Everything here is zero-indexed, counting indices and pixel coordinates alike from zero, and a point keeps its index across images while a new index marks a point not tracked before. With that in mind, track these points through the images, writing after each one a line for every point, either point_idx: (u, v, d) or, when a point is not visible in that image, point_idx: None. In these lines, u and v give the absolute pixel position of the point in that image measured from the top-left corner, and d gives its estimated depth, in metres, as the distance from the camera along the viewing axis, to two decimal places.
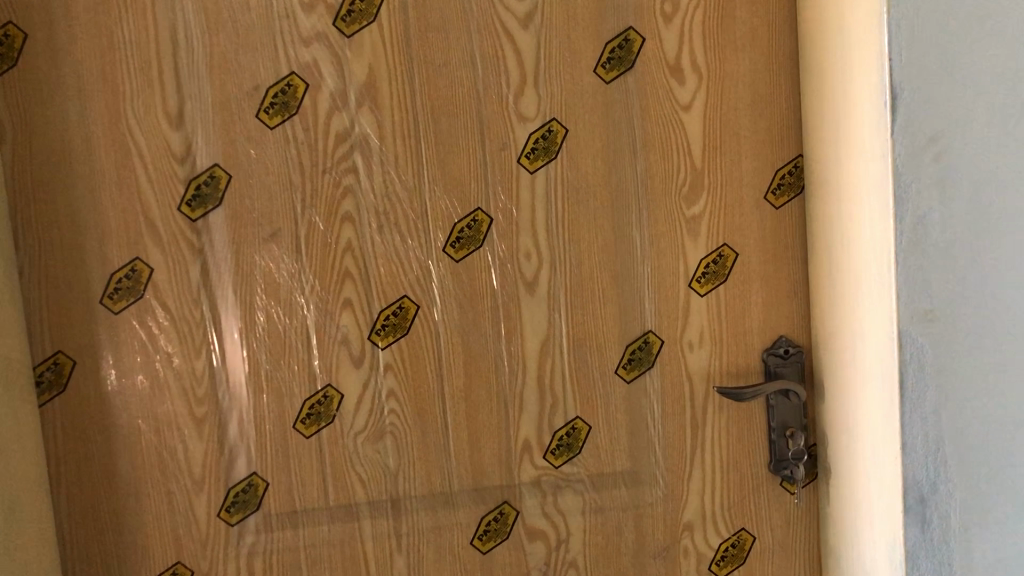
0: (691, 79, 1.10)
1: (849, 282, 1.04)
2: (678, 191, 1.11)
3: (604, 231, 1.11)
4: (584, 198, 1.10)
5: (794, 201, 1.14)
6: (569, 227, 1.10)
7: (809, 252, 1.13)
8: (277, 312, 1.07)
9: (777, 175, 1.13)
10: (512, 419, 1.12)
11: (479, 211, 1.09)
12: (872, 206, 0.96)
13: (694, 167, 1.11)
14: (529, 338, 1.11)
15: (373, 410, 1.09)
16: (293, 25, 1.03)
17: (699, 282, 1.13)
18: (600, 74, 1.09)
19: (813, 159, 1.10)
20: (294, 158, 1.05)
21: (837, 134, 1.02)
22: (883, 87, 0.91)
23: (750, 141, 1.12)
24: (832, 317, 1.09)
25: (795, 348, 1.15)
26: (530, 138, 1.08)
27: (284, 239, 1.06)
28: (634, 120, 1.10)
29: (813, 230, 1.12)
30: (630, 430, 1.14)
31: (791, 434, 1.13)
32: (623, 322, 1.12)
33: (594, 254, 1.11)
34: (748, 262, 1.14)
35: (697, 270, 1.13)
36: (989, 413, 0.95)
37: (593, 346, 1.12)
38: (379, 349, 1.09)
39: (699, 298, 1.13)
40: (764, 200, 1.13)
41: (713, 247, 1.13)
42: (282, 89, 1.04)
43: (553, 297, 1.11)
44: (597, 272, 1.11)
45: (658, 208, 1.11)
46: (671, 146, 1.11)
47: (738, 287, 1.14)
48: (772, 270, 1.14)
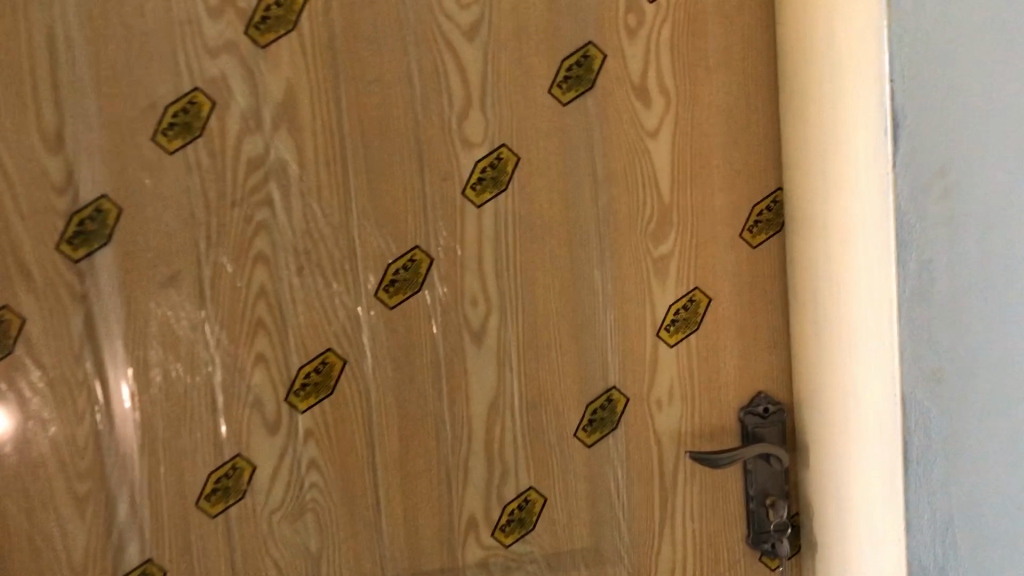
0: (659, 101, 0.97)
1: (839, 333, 0.91)
2: (645, 228, 0.98)
3: (561, 273, 0.97)
4: (538, 236, 0.96)
5: (773, 240, 1.01)
6: (521, 270, 0.96)
7: (790, 295, 1.01)
8: (176, 370, 0.90)
9: (755, 211, 1.00)
10: (455, 492, 0.96)
11: (417, 249, 0.94)
12: (869, 249, 0.83)
13: (662, 200, 0.98)
14: (474, 397, 0.96)
15: (292, 483, 0.93)
16: (196, 32, 0.88)
17: (668, 331, 0.99)
18: (555, 94, 0.95)
19: (796, 192, 0.97)
20: (198, 189, 0.89)
21: (825, 165, 0.90)
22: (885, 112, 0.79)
23: (724, 172, 0.99)
24: (818, 370, 0.96)
25: (775, 405, 1.02)
26: (477, 166, 0.94)
27: (185, 283, 0.90)
28: (594, 148, 0.96)
29: (795, 270, 0.99)
30: (591, 501, 1.00)
31: (772, 504, 1.00)
32: (582, 378, 0.98)
33: (549, 300, 0.97)
34: (722, 309, 1.01)
35: (665, 318, 0.99)
36: (1004, 487, 0.83)
37: (548, 405, 0.98)
38: (299, 412, 0.93)
39: (667, 349, 0.99)
40: (740, 238, 1.00)
41: (683, 291, 0.99)
42: (183, 107, 0.88)
43: (503, 350, 0.96)
44: (552, 321, 0.97)
45: (622, 248, 0.98)
46: (636, 177, 0.97)
47: (711, 336, 1.00)
48: (749, 317, 1.01)
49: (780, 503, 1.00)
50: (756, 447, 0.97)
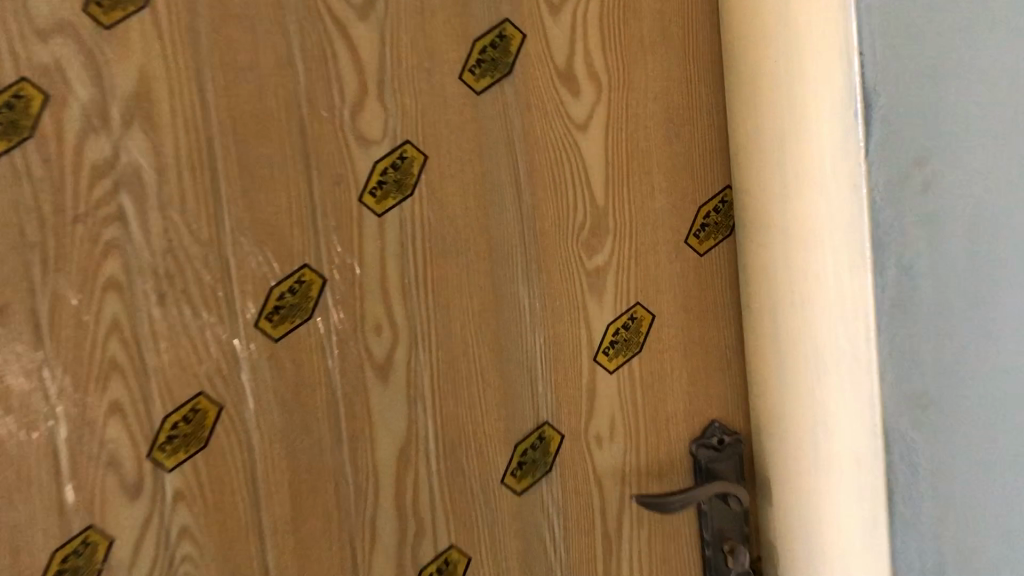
0: (588, 89, 0.83)
1: (803, 351, 0.78)
2: (576, 237, 0.84)
3: (480, 292, 0.82)
4: (452, 249, 0.82)
5: (721, 246, 0.88)
6: (432, 290, 0.81)
7: (744, 306, 0.88)
8: (7, 427, 0.72)
9: (700, 213, 0.88)
10: (361, 557, 0.81)
11: (307, 268, 0.78)
12: (838, 254, 0.71)
13: (596, 204, 0.84)
14: (381, 443, 0.81)
15: (159, 557, 0.77)
16: (20, 7, 0.70)
17: (606, 355, 0.86)
18: (467, 82, 0.81)
19: (747, 188, 0.85)
20: (29, 202, 0.72)
21: (783, 156, 0.78)
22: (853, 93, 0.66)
23: (665, 169, 0.86)
24: (779, 393, 0.84)
25: (731, 436, 0.89)
26: (377, 167, 0.79)
27: (15, 319, 0.72)
28: (515, 144, 0.82)
29: (749, 278, 0.87)
30: (522, 558, 0.85)
31: (733, 551, 0.87)
32: (508, 415, 0.84)
33: (467, 324, 0.82)
34: (667, 327, 0.87)
35: (604, 339, 0.85)
36: (998, 525, 0.71)
37: (469, 448, 0.83)
38: (165, 471, 0.76)
39: (607, 375, 0.86)
40: (687, 244, 0.87)
41: (622, 308, 0.86)
42: (8, 101, 0.70)
43: (414, 385, 0.81)
44: (471, 348, 0.83)
45: (550, 260, 0.84)
46: (564, 177, 0.83)
47: (656, 359, 0.87)
48: (698, 334, 0.88)
49: (741, 549, 0.87)
50: (712, 486, 0.84)
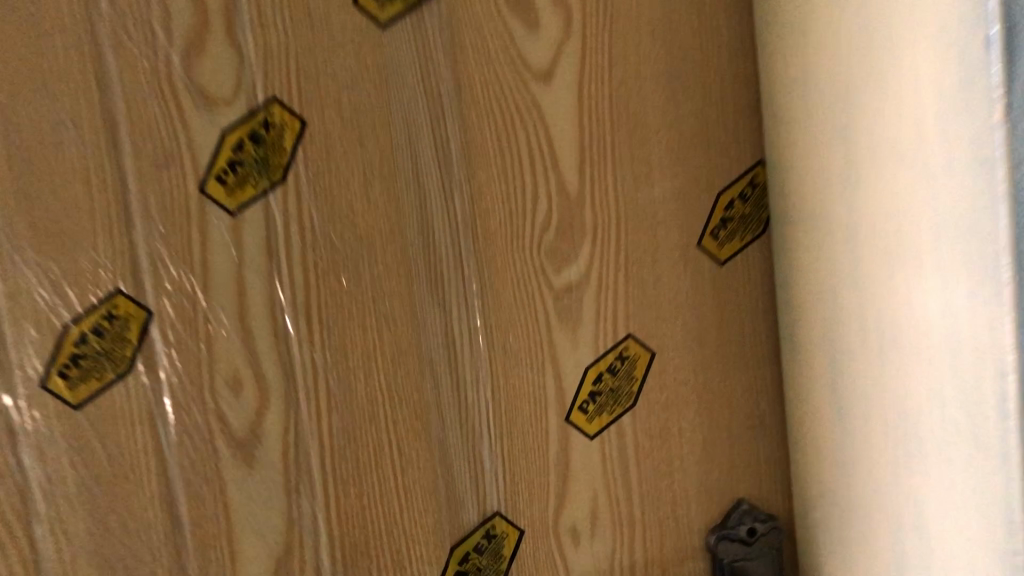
0: (553, 22, 0.55)
1: (882, 417, 0.51)
2: (537, 244, 0.57)
3: (394, 330, 0.55)
4: (350, 267, 0.54)
5: (749, 251, 0.61)
6: (322, 328, 0.54)
7: (787, 337, 0.61)
8: None
9: (719, 204, 0.60)
10: None
11: (120, 296, 0.51)
12: (946, 278, 0.43)
13: (564, 194, 0.57)
14: (247, 551, 0.55)
15: None
16: None
17: (584, 414, 0.59)
18: (369, 10, 0.52)
19: (792, 165, 0.57)
20: None
21: (851, 119, 0.50)
22: (974, 10, 0.38)
23: (669, 140, 0.58)
24: (840, 469, 0.57)
25: (767, 522, 0.62)
26: (226, 142, 0.51)
27: None
28: (444, 104, 0.54)
29: (794, 298, 0.59)
30: None
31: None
32: (439, 504, 0.57)
33: (375, 377, 0.55)
34: (674, 371, 0.60)
35: (580, 391, 0.59)
36: None
37: (380, 554, 0.57)
38: None
39: (586, 442, 0.59)
40: (700, 250, 0.60)
41: (607, 345, 0.59)
42: None
43: (295, 467, 0.55)
44: (383, 413, 0.56)
45: (498, 279, 0.56)
46: (517, 155, 0.56)
47: (656, 418, 0.60)
48: (718, 379, 0.61)
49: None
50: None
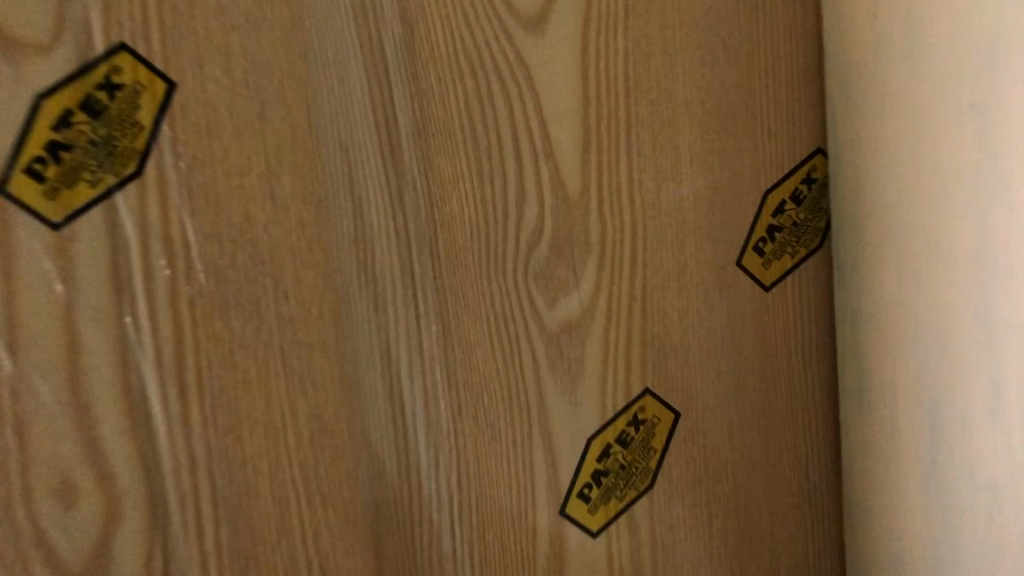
0: None
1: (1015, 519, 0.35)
2: (523, 268, 0.39)
3: (317, 399, 0.37)
4: (250, 309, 0.35)
5: (802, 272, 0.45)
6: (206, 404, 0.35)
7: (854, 389, 0.45)
8: None
9: (767, 207, 0.44)
10: None
11: None
12: None
13: (561, 194, 0.40)
14: None
15: None
16: None
17: (586, 501, 0.42)
18: None
19: (882, 159, 0.41)
20: None
21: (996, 89, 0.34)
22: None
23: (705, 116, 0.42)
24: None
25: None
26: (41, 113, 0.31)
27: None
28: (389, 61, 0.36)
29: (867, 340, 0.44)
30: None
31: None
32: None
33: (289, 470, 0.37)
34: (704, 436, 0.44)
35: (580, 472, 0.42)
36: None
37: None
38: None
39: (588, 539, 0.43)
40: (743, 270, 0.43)
41: (617, 407, 0.42)
42: None
43: None
44: (301, 523, 0.37)
45: (468, 318, 0.39)
46: (495, 137, 0.38)
47: (680, 501, 0.44)
48: (760, 444, 0.45)
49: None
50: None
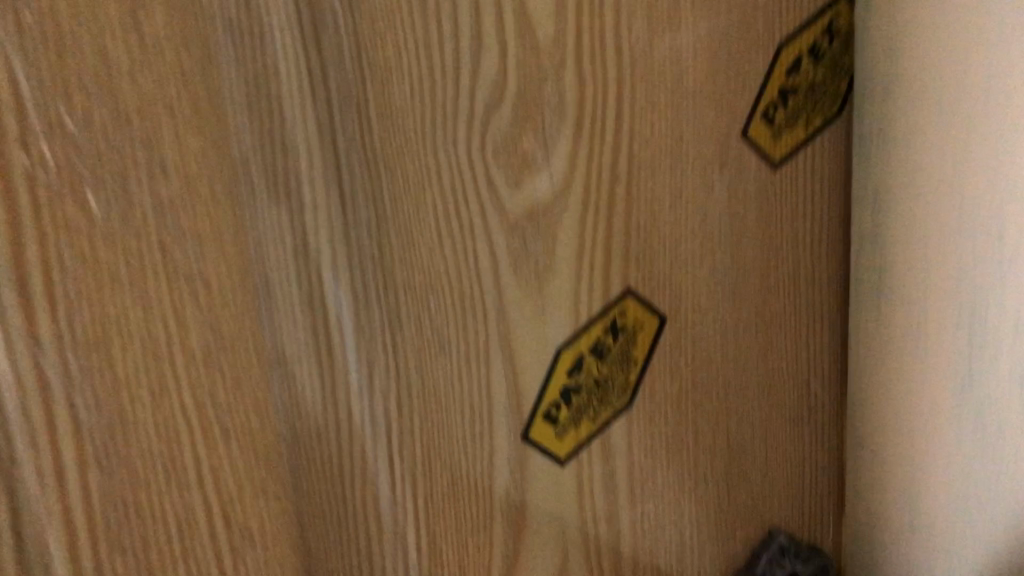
0: None
1: None
2: (478, 137, 0.31)
3: (218, 315, 0.27)
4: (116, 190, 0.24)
5: (815, 148, 0.37)
6: (63, 325, 0.23)
7: (866, 301, 0.38)
8: None
9: (780, 65, 0.35)
10: None
11: None
12: None
13: (530, 43, 0.31)
14: None
15: None
16: None
17: (553, 424, 0.35)
18: None
19: (908, 26, 0.33)
20: None
21: None
22: None
23: None
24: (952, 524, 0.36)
25: (806, 550, 0.42)
26: None
27: None
28: None
29: (883, 234, 0.36)
30: None
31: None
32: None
33: (185, 415, 0.26)
34: (693, 346, 0.37)
35: (547, 390, 0.34)
36: None
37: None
38: None
39: (554, 467, 0.35)
40: (749, 143, 0.35)
41: (592, 312, 0.34)
42: None
43: None
44: (200, 493, 0.27)
45: (410, 202, 0.30)
46: None
47: (663, 420, 0.37)
48: (757, 351, 0.38)
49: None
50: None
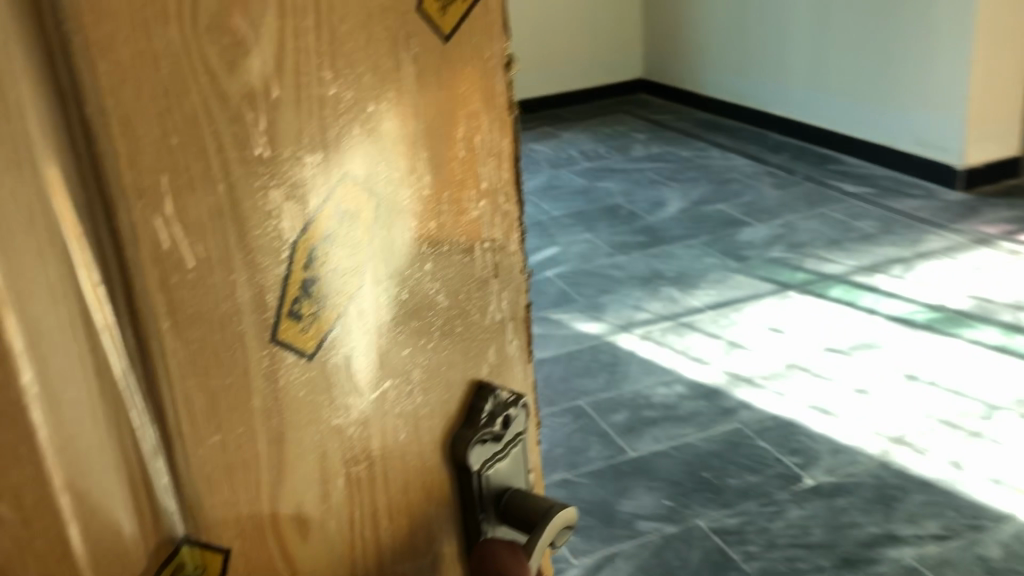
0: None
1: None
2: (190, 26, 0.28)
3: None
4: None
5: (475, 16, 0.39)
6: None
7: None
8: None
9: None
10: None
11: None
12: None
13: None
14: None
15: None
16: None
17: (299, 322, 0.34)
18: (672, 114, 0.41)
19: None
20: None
21: None
22: None
23: None
24: None
25: (512, 399, 0.46)
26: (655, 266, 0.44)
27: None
28: None
29: None
30: None
31: None
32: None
33: None
34: (404, 221, 0.38)
35: (289, 289, 0.33)
36: None
37: None
38: None
39: (304, 362, 0.35)
40: (424, 20, 0.36)
41: (320, 199, 0.33)
42: None
43: None
44: None
45: (136, 101, 0.27)
46: None
47: (389, 296, 0.38)
48: (452, 221, 0.41)
49: None
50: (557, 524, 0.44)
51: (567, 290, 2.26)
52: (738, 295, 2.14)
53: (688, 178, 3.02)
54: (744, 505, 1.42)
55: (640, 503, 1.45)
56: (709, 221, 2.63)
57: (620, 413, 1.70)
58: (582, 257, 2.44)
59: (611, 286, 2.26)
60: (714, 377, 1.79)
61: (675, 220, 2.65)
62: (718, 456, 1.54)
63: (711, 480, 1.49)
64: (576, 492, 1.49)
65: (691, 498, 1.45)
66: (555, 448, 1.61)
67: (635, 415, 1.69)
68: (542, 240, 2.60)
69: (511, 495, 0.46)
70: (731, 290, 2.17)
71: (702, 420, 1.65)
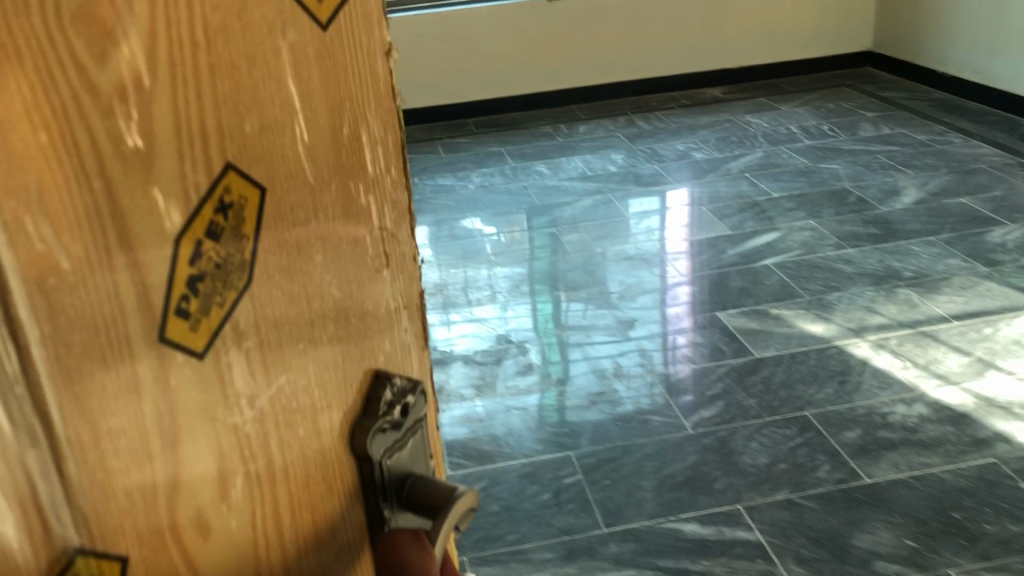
0: None
1: None
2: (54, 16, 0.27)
3: None
4: None
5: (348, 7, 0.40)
6: None
7: None
8: None
9: None
10: None
11: None
12: None
13: None
14: None
15: None
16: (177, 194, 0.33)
17: (187, 321, 0.33)
18: None
19: None
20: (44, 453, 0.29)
21: None
22: None
23: None
24: None
25: (405, 388, 0.47)
26: None
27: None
28: None
29: None
30: None
31: None
32: None
33: None
34: (291, 214, 0.37)
35: (177, 288, 0.32)
36: None
37: None
38: None
39: (196, 360, 0.34)
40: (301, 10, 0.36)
41: (202, 193, 0.33)
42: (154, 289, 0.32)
43: None
44: None
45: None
46: None
47: (281, 290, 0.38)
48: (341, 214, 0.40)
49: None
50: (461, 507, 0.45)
51: (789, 281, 2.26)
52: (995, 306, 2.02)
53: (924, 163, 2.98)
54: (1008, 560, 1.32)
55: (878, 538, 1.38)
56: (954, 215, 2.58)
57: (855, 431, 1.64)
58: (806, 246, 2.47)
59: (838, 280, 2.25)
60: (964, 400, 1.71)
61: (910, 214, 2.63)
62: (970, 494, 1.46)
63: (965, 522, 1.40)
64: (803, 517, 1.44)
65: (941, 541, 1.36)
66: (781, 463, 1.57)
67: (869, 436, 1.62)
68: (761, 222, 2.69)
69: (412, 482, 0.46)
70: (978, 299, 2.05)
71: (948, 450, 1.56)
